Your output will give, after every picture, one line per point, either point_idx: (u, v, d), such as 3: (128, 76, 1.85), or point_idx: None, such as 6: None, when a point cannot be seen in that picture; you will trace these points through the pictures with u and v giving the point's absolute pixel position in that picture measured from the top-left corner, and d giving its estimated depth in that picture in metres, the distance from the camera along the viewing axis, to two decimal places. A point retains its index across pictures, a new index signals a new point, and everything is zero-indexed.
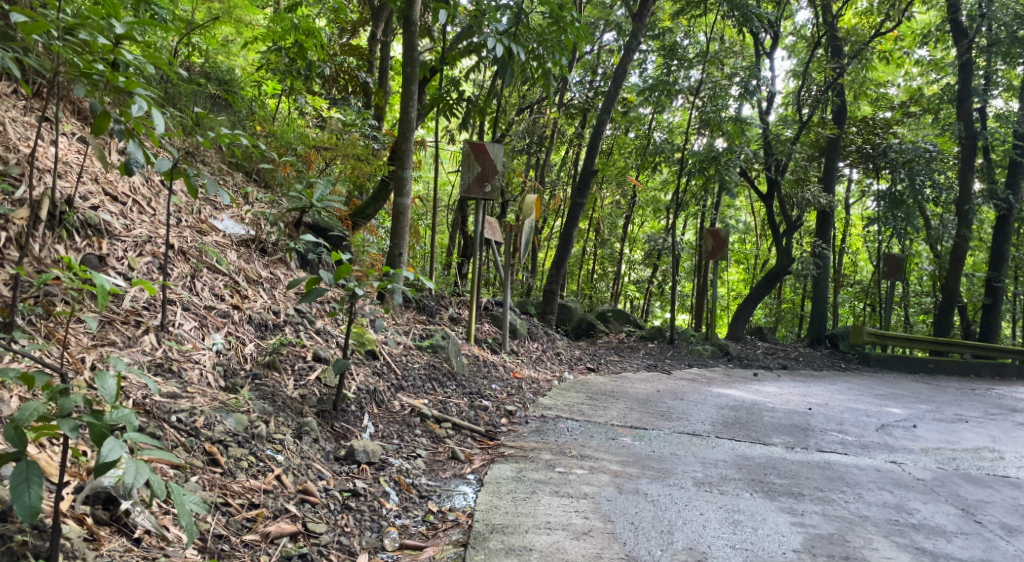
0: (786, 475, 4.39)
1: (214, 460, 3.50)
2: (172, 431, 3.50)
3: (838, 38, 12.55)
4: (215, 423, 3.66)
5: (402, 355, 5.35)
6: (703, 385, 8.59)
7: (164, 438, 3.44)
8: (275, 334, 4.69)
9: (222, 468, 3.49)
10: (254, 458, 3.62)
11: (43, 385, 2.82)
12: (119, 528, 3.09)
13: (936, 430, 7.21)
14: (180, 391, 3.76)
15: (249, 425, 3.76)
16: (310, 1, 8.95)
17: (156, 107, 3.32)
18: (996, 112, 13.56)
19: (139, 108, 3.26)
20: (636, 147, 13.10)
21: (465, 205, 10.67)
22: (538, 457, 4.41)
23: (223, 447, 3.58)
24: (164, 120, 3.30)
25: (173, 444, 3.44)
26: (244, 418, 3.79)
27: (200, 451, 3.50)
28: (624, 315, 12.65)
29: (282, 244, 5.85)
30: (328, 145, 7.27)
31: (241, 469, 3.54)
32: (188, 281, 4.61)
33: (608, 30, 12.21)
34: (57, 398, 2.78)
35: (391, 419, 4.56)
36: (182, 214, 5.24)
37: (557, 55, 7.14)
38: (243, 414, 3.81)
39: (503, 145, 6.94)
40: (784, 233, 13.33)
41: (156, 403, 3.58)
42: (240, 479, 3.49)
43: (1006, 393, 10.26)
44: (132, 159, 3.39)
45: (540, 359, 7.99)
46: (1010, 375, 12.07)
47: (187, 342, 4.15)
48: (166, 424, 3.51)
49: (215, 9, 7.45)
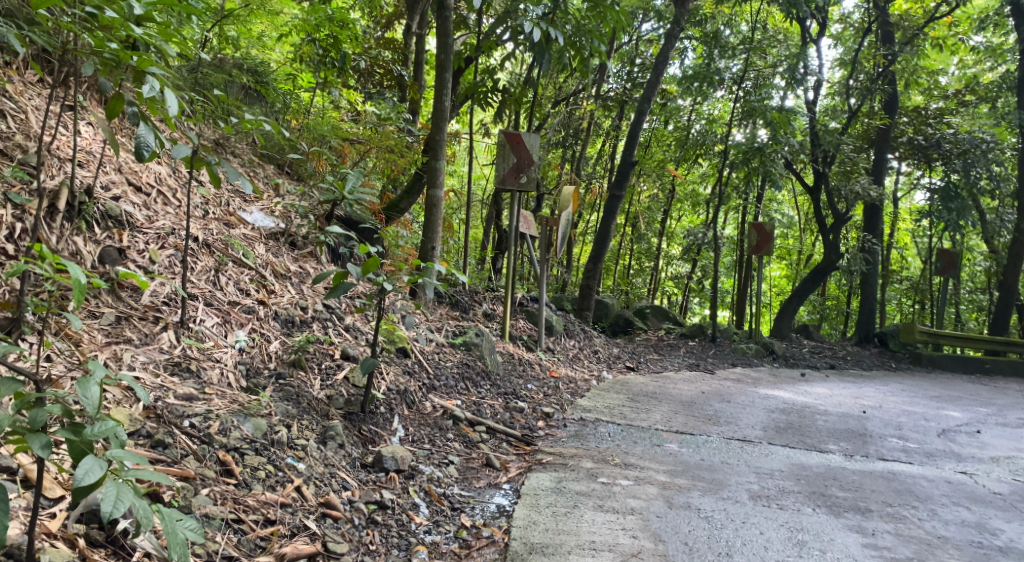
0: (849, 489, 4.13)
1: (228, 471, 3.26)
2: (183, 438, 3.28)
3: (889, 24, 12.01)
4: (231, 428, 3.43)
5: (434, 354, 5.10)
6: (749, 385, 8.24)
7: (174, 446, 3.23)
8: (302, 331, 4.46)
9: (236, 480, 3.26)
10: (273, 467, 3.39)
11: (16, 392, 2.57)
12: (115, 551, 2.89)
13: (1002, 437, 6.80)
14: (197, 393, 3.55)
15: (268, 431, 3.54)
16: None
17: (169, 86, 3.05)
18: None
19: (151, 86, 2.99)
20: (676, 139, 12.74)
21: (500, 199, 10.41)
22: (579, 466, 4.12)
23: (239, 455, 3.36)
24: (175, 100, 3.03)
25: (183, 452, 3.22)
26: (264, 423, 3.56)
27: (213, 460, 3.27)
28: (664, 312, 12.30)
29: (312, 237, 5.62)
30: (362, 138, 6.98)
31: (258, 480, 3.30)
32: (211, 276, 4.41)
33: (648, 19, 11.87)
34: (30, 409, 2.54)
35: (423, 422, 4.31)
36: (209, 206, 5.04)
37: (596, 41, 6.83)
38: (263, 418, 3.59)
39: (540, 135, 6.64)
40: (831, 227, 12.87)
41: (169, 407, 3.39)
42: (256, 491, 3.25)
43: None
44: (142, 142, 3.04)
45: (578, 357, 7.70)
46: None
47: (208, 339, 3.95)
48: (177, 430, 3.30)
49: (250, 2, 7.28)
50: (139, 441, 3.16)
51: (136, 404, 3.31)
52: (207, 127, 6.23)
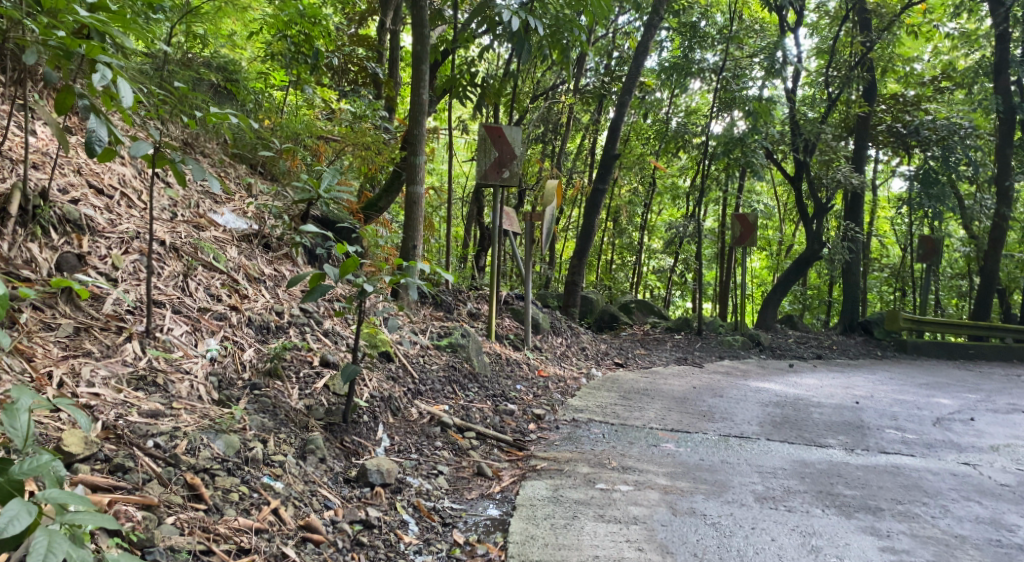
0: (856, 486, 3.98)
1: (197, 496, 3.03)
2: (145, 461, 3.04)
3: (867, 11, 11.93)
4: (201, 447, 3.20)
5: (419, 357, 4.88)
6: (739, 378, 8.08)
7: (135, 470, 2.99)
8: (277, 337, 4.24)
9: (206, 505, 3.03)
10: (247, 488, 3.17)
11: None
12: None
13: (997, 424, 6.70)
14: (163, 408, 3.33)
15: (242, 449, 3.31)
16: None
17: (122, 75, 2.82)
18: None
19: (102, 76, 2.77)
20: (654, 132, 12.58)
21: (480, 195, 10.17)
22: (574, 471, 3.92)
23: (209, 477, 3.13)
24: (130, 91, 2.80)
25: (145, 477, 2.99)
26: (237, 439, 3.33)
27: (181, 485, 3.04)
28: (648, 306, 12.13)
29: (287, 238, 5.37)
30: (338, 136, 6.75)
31: (230, 504, 3.08)
32: (180, 281, 4.16)
33: (624, 12, 11.70)
34: None
35: (409, 430, 4.10)
36: (177, 208, 4.79)
37: (577, 30, 6.62)
38: (236, 434, 3.36)
39: (521, 128, 6.43)
40: (813, 217, 12.75)
41: (131, 425, 3.16)
42: (228, 517, 3.03)
43: None
44: (94, 136, 2.84)
45: (566, 355, 7.49)
46: None
47: (177, 349, 3.72)
48: (139, 452, 3.06)
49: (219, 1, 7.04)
50: (96, 466, 2.93)
51: (94, 423, 3.09)
52: (175, 126, 5.96)
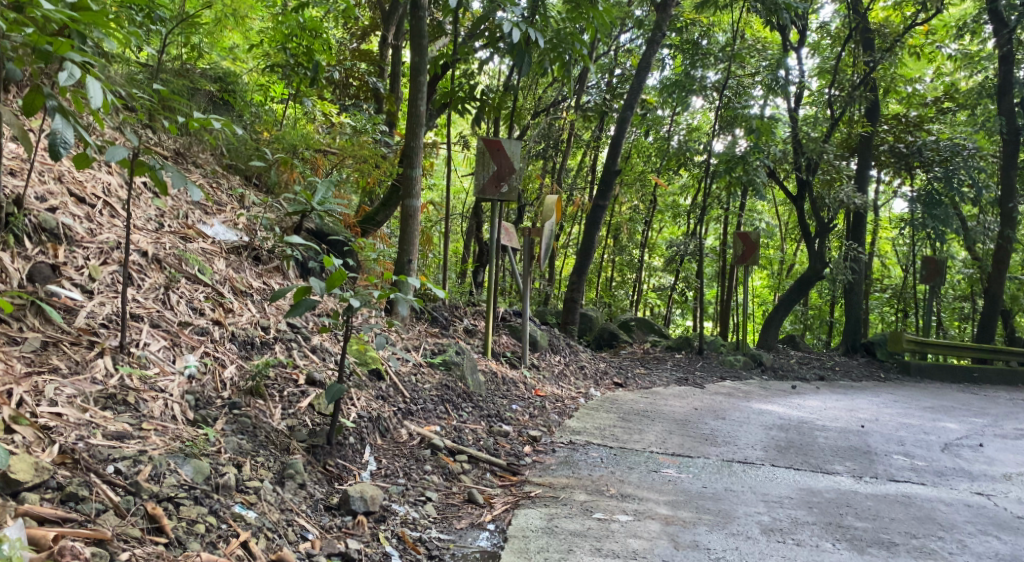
0: (867, 518, 3.83)
1: (158, 528, 2.92)
2: (102, 489, 2.93)
3: (869, 30, 11.84)
4: (165, 474, 3.10)
5: (411, 375, 4.68)
6: (741, 400, 7.88)
7: (90, 499, 2.89)
8: (261, 354, 4.07)
9: (167, 539, 2.91)
10: (215, 520, 3.04)
11: None
12: None
13: (1006, 450, 6.52)
14: (131, 430, 3.21)
15: (212, 475, 3.18)
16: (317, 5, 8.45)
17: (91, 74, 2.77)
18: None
19: (69, 74, 2.71)
20: (657, 150, 12.44)
21: (479, 211, 10.00)
22: (571, 499, 3.74)
23: (173, 507, 3.01)
24: (98, 90, 2.74)
25: (100, 508, 2.88)
26: (207, 465, 3.21)
27: (141, 517, 2.92)
28: (648, 324, 11.94)
29: (277, 250, 5.17)
30: (336, 149, 6.60)
31: (195, 536, 2.96)
32: (160, 294, 4.00)
33: (625, 30, 11.58)
34: None
35: (397, 452, 3.93)
36: (164, 218, 4.63)
37: (579, 44, 6.45)
38: (207, 459, 3.23)
39: (521, 141, 6.26)
40: (816, 236, 12.55)
41: (92, 450, 3.05)
42: (191, 552, 2.90)
43: None
44: (59, 138, 2.84)
45: (564, 373, 7.29)
46: None
47: (153, 366, 3.58)
48: (96, 479, 2.96)
49: (219, 12, 6.90)
50: (46, 495, 2.83)
51: (49, 446, 2.99)
52: (166, 136, 5.80)
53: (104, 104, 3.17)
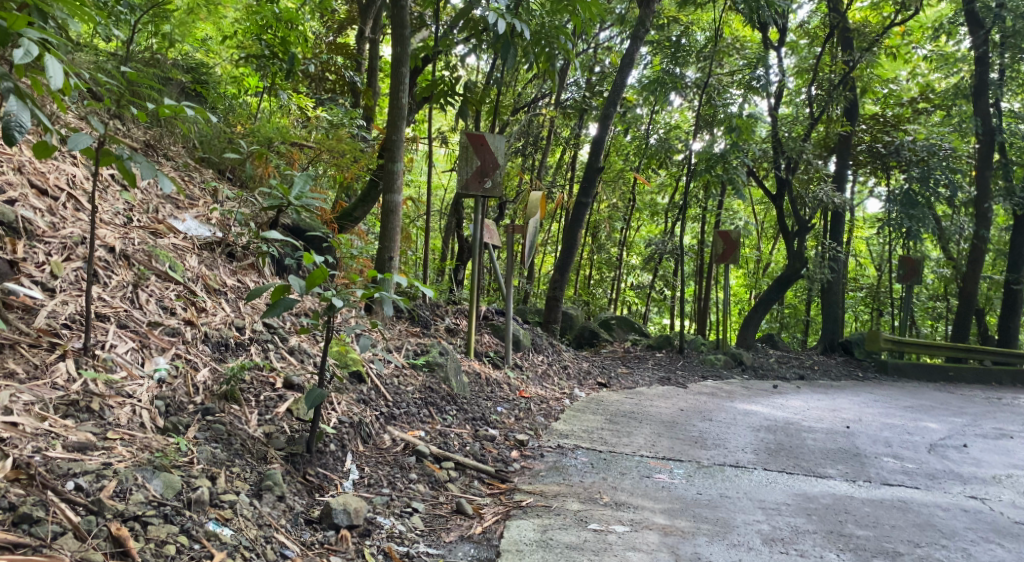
0: (867, 525, 3.76)
1: (123, 552, 2.72)
2: (60, 509, 2.74)
3: (848, 29, 11.75)
4: (132, 490, 2.90)
5: (393, 378, 4.49)
6: (724, 400, 7.77)
7: (46, 521, 2.70)
8: (236, 356, 3.87)
9: None
10: (188, 539, 2.85)
11: None
12: None
13: (990, 450, 6.46)
14: (94, 442, 3.02)
15: (183, 490, 2.99)
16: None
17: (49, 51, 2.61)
18: (1007, 110, 12.86)
19: (25, 52, 2.56)
20: (636, 149, 12.29)
21: (460, 208, 9.79)
22: (564, 508, 3.61)
23: (140, 527, 2.81)
24: (58, 69, 2.59)
25: (58, 530, 2.69)
26: (178, 479, 3.02)
27: (103, 539, 2.72)
28: (629, 323, 11.81)
29: (252, 247, 4.95)
30: (313, 142, 6.38)
31: (164, 559, 2.76)
32: (128, 292, 3.79)
33: (606, 27, 11.43)
34: None
35: (380, 460, 3.75)
36: (133, 213, 4.41)
37: (565, 37, 6.25)
38: (178, 472, 3.04)
39: (505, 135, 6.08)
40: (795, 234, 12.47)
41: (51, 464, 2.86)
42: None
43: None
44: (14, 121, 2.67)
45: (547, 373, 7.13)
46: None
47: (119, 369, 3.38)
48: (53, 498, 2.76)
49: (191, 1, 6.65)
50: None
51: (3, 461, 2.80)
52: (136, 127, 5.56)
53: (65, 89, 3.00)
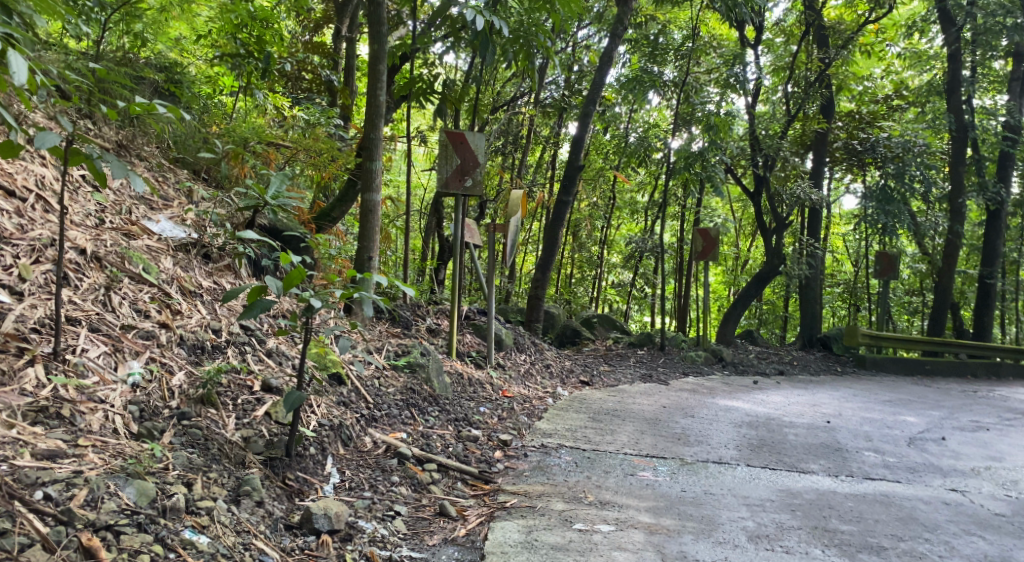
0: (851, 520, 3.76)
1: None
2: (28, 520, 2.68)
3: (824, 27, 11.79)
4: (104, 498, 2.83)
5: (374, 380, 4.44)
6: (706, 396, 7.77)
7: (14, 533, 2.63)
8: (213, 358, 3.79)
9: None
10: (162, 548, 2.78)
11: None
12: None
13: (968, 443, 6.50)
14: (65, 449, 2.95)
15: (158, 497, 2.92)
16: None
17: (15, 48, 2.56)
18: (980, 107, 12.98)
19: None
20: (615, 147, 12.26)
21: (440, 207, 9.72)
22: (549, 508, 3.58)
23: (112, 536, 2.75)
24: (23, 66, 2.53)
25: (26, 543, 2.63)
26: (152, 486, 2.95)
27: (74, 550, 2.67)
28: (610, 321, 11.79)
29: (228, 248, 4.87)
30: (289, 142, 6.29)
31: None
32: (100, 295, 3.71)
33: (584, 26, 11.41)
34: None
35: (362, 463, 3.69)
36: (106, 214, 4.32)
37: (544, 34, 6.19)
38: (152, 479, 2.98)
39: (484, 133, 6.03)
40: (773, 231, 12.50)
41: (19, 474, 2.78)
42: None
43: (1010, 395, 9.63)
44: None
45: (529, 373, 7.10)
46: (1005, 375, 11.57)
47: (91, 374, 3.30)
48: (21, 508, 2.70)
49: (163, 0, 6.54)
50: None
51: None
52: (108, 127, 5.45)
53: (31, 88, 2.94)
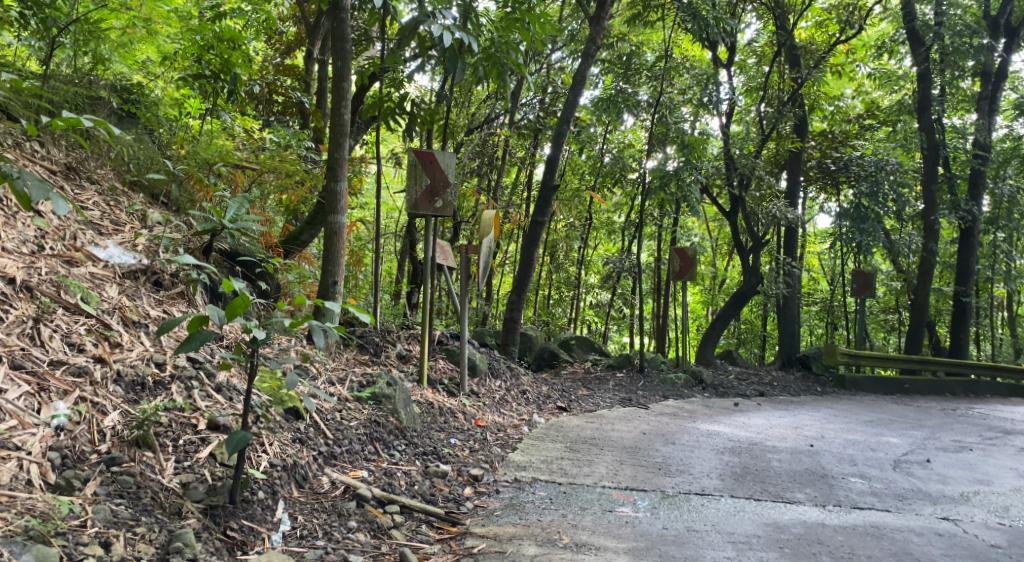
0: (843, 557, 3.56)
1: None
2: None
3: (795, 47, 11.66)
4: None
5: (334, 413, 4.17)
6: (686, 421, 7.54)
7: None
8: (154, 396, 3.51)
9: None
10: None
11: None
12: None
13: (953, 465, 6.31)
14: None
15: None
16: (235, 18, 7.87)
17: None
18: (950, 125, 12.94)
19: None
20: (591, 168, 12.05)
21: (413, 228, 9.43)
22: (520, 554, 3.35)
23: None
24: None
25: None
26: (54, 551, 2.75)
27: None
28: (588, 343, 11.51)
29: (182, 275, 4.59)
30: (255, 164, 6.03)
31: None
32: (29, 328, 3.44)
33: (557, 48, 11.28)
34: None
35: (317, 506, 3.44)
36: (46, 239, 4.04)
37: (515, 52, 5.91)
38: (58, 543, 2.78)
39: (455, 153, 5.79)
40: (749, 250, 12.30)
41: None
42: None
43: (990, 413, 9.48)
44: None
45: (504, 399, 6.83)
46: (983, 392, 11.45)
47: (10, 417, 3.06)
48: None
49: (126, 20, 6.21)
50: None
51: None
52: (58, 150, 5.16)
53: None
